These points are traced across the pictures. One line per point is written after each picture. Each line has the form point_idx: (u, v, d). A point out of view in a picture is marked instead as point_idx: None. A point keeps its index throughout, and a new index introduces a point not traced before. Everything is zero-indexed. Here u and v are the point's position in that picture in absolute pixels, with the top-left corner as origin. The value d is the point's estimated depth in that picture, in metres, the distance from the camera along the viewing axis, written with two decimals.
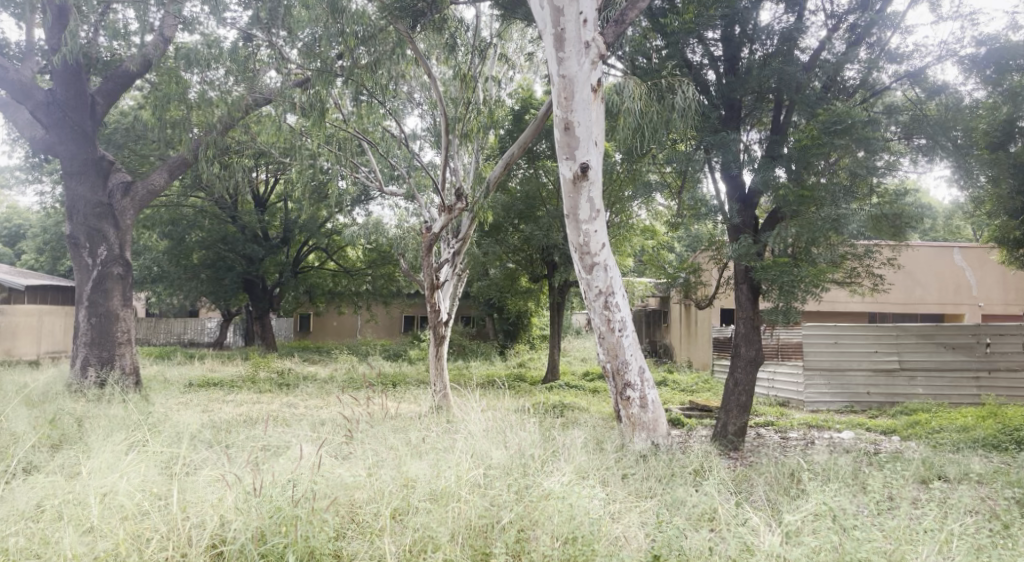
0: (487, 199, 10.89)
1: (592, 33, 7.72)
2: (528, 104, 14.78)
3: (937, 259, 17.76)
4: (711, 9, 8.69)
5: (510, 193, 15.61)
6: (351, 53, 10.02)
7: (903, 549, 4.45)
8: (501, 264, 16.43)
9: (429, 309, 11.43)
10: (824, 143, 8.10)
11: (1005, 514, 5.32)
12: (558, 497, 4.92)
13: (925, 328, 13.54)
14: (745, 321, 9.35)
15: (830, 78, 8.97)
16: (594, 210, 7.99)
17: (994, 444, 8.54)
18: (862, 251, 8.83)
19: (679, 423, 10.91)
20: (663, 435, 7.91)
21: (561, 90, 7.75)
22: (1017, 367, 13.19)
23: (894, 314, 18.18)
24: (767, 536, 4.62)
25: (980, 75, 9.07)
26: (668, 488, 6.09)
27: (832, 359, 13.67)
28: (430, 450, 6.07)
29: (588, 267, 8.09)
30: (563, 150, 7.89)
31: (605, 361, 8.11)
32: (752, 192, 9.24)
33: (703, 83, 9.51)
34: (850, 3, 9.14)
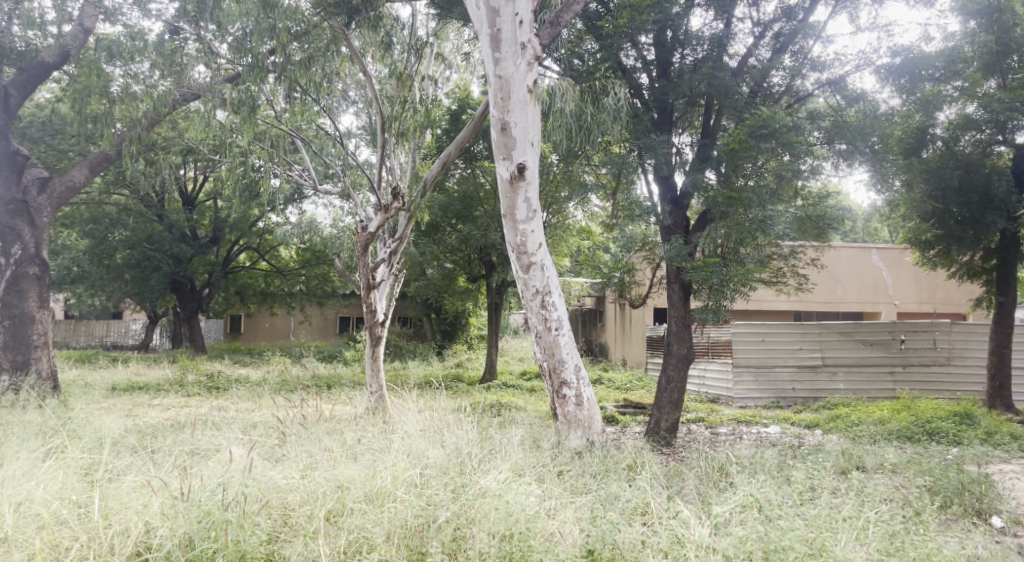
0: (424, 198, 10.86)
1: (528, 34, 7.80)
2: (465, 104, 14.74)
3: (857, 260, 18.57)
4: (644, 13, 8.82)
5: (447, 193, 15.57)
6: (284, 50, 9.90)
7: (823, 538, 4.64)
8: (438, 264, 16.35)
9: (364, 310, 11.31)
10: (751, 146, 8.44)
11: (917, 501, 5.61)
12: (494, 495, 4.94)
13: (846, 326, 14.12)
14: (677, 320, 9.59)
15: (757, 84, 9.30)
16: (530, 210, 8.04)
17: (908, 435, 8.98)
18: (788, 251, 9.16)
19: (613, 420, 11.09)
20: (598, 433, 8.02)
21: (498, 90, 7.78)
22: (929, 362, 13.99)
23: (817, 313, 18.90)
24: (696, 528, 4.76)
25: (895, 84, 9.49)
26: (602, 484, 6.19)
27: (759, 356, 14.13)
28: (366, 451, 6.02)
29: (525, 266, 8.14)
30: (500, 150, 7.93)
31: (542, 360, 8.18)
32: (683, 193, 9.53)
33: (636, 85, 9.69)
34: (775, 12, 9.52)
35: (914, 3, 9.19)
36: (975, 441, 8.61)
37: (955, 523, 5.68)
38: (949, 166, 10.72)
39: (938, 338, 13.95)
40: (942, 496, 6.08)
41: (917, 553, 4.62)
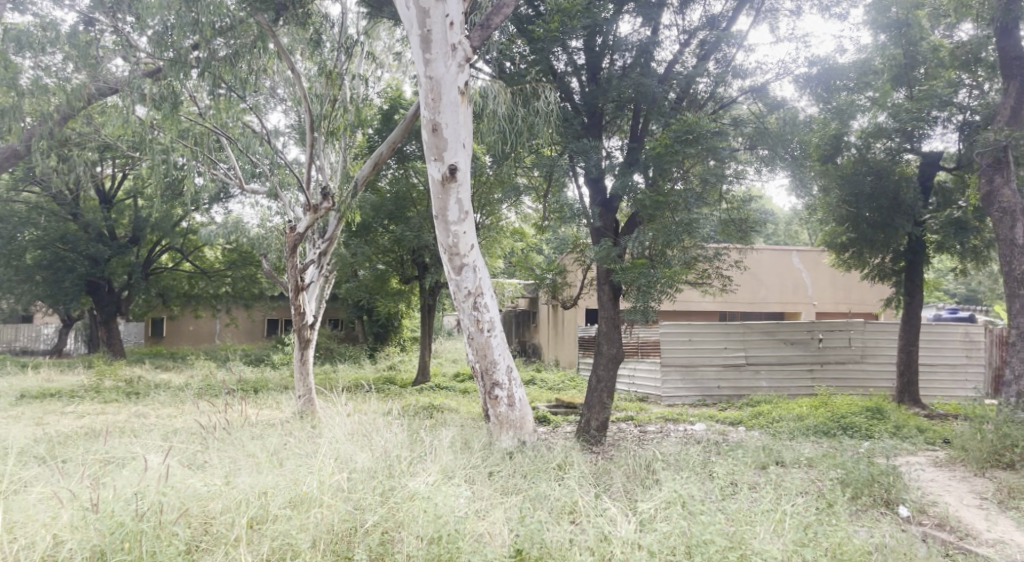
0: (354, 199, 10.74)
1: (458, 36, 7.80)
2: (397, 104, 14.65)
3: (778, 262, 19.26)
4: (574, 19, 8.87)
5: (379, 194, 15.41)
6: (208, 45, 9.65)
7: (742, 532, 4.79)
8: (370, 265, 16.16)
9: (293, 312, 11.09)
10: (676, 150, 8.63)
11: (830, 494, 5.87)
12: (422, 498, 4.93)
13: (768, 326, 14.62)
14: (607, 321, 9.76)
15: (683, 90, 9.55)
16: (462, 211, 8.04)
17: (824, 430, 9.37)
18: (712, 254, 9.43)
19: (545, 420, 11.19)
20: (530, 433, 8.08)
21: (429, 90, 7.75)
22: (845, 360, 14.63)
23: (741, 313, 19.51)
24: (623, 525, 4.87)
25: (812, 93, 9.86)
26: (532, 484, 6.24)
27: (686, 355, 14.50)
28: (291, 456, 5.91)
29: (457, 267, 8.13)
30: (432, 151, 7.90)
31: (474, 362, 8.19)
32: (613, 196, 9.71)
33: (567, 90, 9.82)
34: (700, 20, 9.75)
35: (829, 16, 9.59)
36: (885, 435, 9.06)
37: (865, 514, 5.96)
38: (862, 173, 11.38)
39: (852, 336, 14.60)
40: (854, 488, 6.36)
41: (828, 543, 4.82)
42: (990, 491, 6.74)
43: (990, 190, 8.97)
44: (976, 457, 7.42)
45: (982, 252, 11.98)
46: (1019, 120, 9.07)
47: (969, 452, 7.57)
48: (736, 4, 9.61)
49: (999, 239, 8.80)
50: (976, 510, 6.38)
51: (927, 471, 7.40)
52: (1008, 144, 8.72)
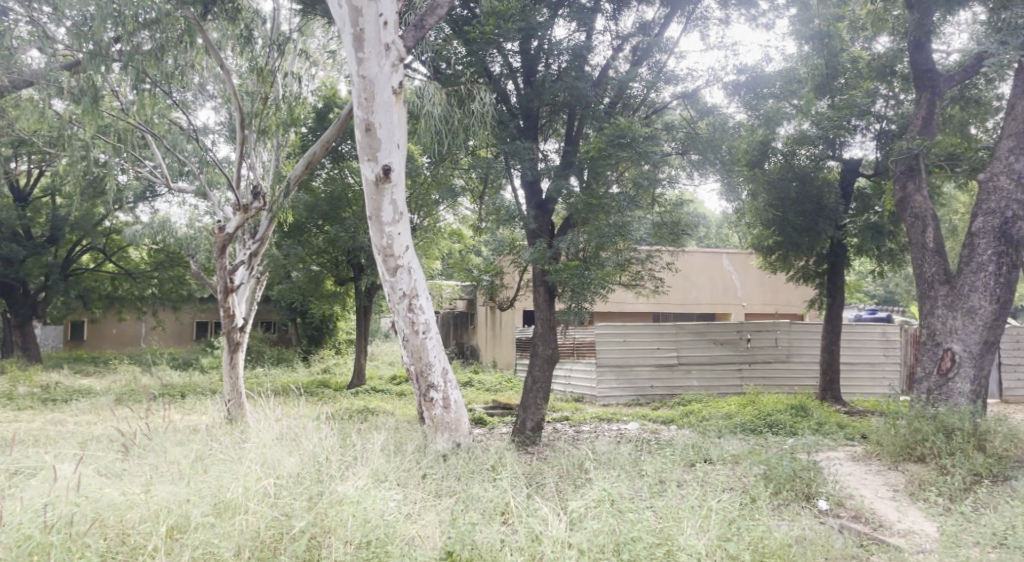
0: (286, 199, 10.53)
1: (392, 36, 7.74)
2: (332, 103, 14.46)
3: (709, 263, 19.76)
4: (509, 22, 8.92)
5: (313, 193, 15.15)
6: (131, 38, 9.33)
7: (669, 528, 4.90)
8: (304, 266, 15.87)
9: (222, 314, 10.80)
10: (609, 154, 8.73)
11: (754, 489, 6.06)
12: (351, 502, 4.86)
13: (699, 326, 14.97)
14: (543, 322, 9.82)
15: (617, 94, 9.71)
16: (397, 212, 7.98)
17: (751, 428, 9.66)
18: (644, 256, 9.59)
19: (481, 421, 11.20)
20: (465, 435, 8.07)
21: (361, 90, 7.67)
22: (772, 359, 15.10)
23: (674, 314, 19.92)
24: (553, 524, 4.92)
25: (740, 100, 10.18)
26: (464, 485, 6.24)
27: (621, 356, 14.71)
28: (215, 462, 5.76)
29: (391, 269, 8.06)
30: (365, 151, 7.81)
31: (409, 364, 8.13)
32: (548, 199, 9.80)
33: (502, 92, 9.86)
34: (632, 26, 9.90)
35: (756, 25, 9.91)
36: (808, 431, 9.38)
37: (786, 507, 6.18)
38: (787, 179, 11.80)
39: (778, 336, 15.09)
40: (776, 483, 6.57)
41: (750, 537, 4.97)
42: (902, 484, 7.05)
43: (903, 196, 9.43)
44: (890, 451, 7.77)
45: (897, 255, 12.67)
46: (930, 130, 9.53)
47: (884, 446, 7.91)
48: (667, 11, 9.83)
49: (912, 243, 9.22)
50: (890, 502, 6.67)
51: (845, 466, 7.71)
52: (920, 152, 9.22)
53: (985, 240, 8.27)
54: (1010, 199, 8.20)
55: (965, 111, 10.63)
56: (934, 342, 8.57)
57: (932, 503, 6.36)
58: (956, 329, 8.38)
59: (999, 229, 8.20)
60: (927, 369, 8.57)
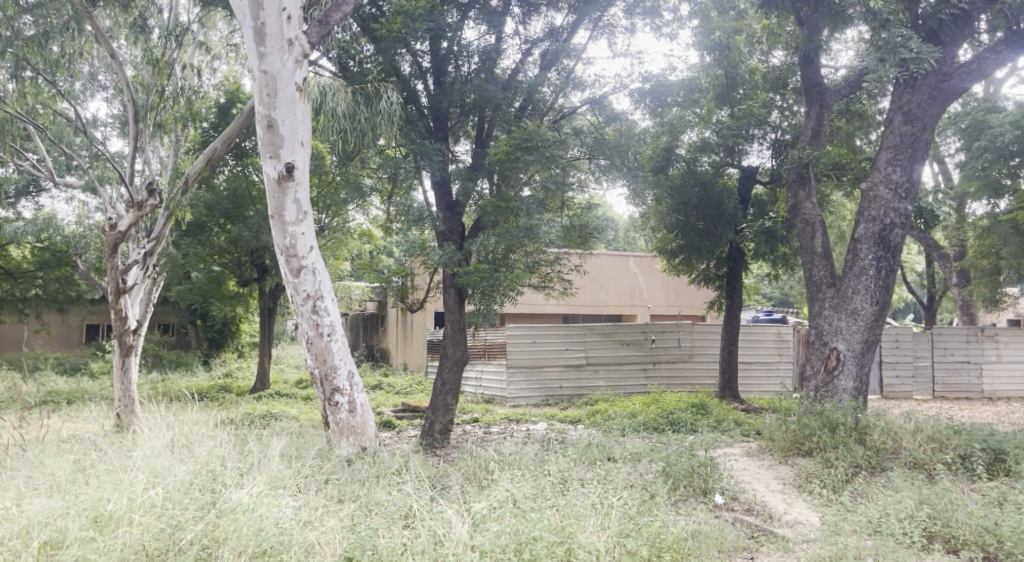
0: (184, 196, 10.09)
1: (296, 31, 7.55)
2: (235, 97, 13.98)
3: (616, 266, 20.22)
4: (417, 21, 8.86)
5: (215, 190, 14.61)
6: (11, 23, 8.84)
7: (570, 526, 4.94)
8: (205, 266, 15.27)
9: (113, 316, 10.22)
10: (517, 157, 8.77)
11: (654, 486, 6.22)
12: (245, 511, 4.72)
13: (606, 327, 15.27)
14: (452, 324, 9.77)
15: (527, 97, 9.80)
16: (300, 211, 7.77)
17: (653, 426, 9.92)
18: (552, 258, 9.64)
19: (389, 425, 11.07)
20: (371, 439, 7.94)
21: (263, 85, 7.45)
22: (675, 359, 15.58)
23: (583, 316, 20.27)
24: (455, 527, 4.87)
25: (645, 106, 10.45)
26: (367, 490, 6.13)
27: (530, 357, 14.83)
28: (98, 473, 5.47)
29: (294, 270, 7.82)
30: (267, 148, 7.58)
31: (313, 367, 7.93)
32: (457, 201, 9.78)
33: (411, 91, 9.70)
34: (541, 30, 9.99)
35: (660, 35, 10.21)
36: (706, 428, 9.73)
37: (683, 503, 6.39)
38: (689, 184, 12.28)
39: (681, 337, 15.58)
40: (674, 480, 6.79)
41: (648, 532, 5.10)
42: (791, 477, 7.40)
43: (795, 203, 9.92)
44: (781, 446, 8.13)
45: (790, 259, 13.30)
46: (818, 139, 10.06)
47: (776, 441, 8.27)
48: (575, 19, 9.96)
49: (802, 248, 9.72)
50: (779, 495, 6.99)
51: (740, 461, 8.04)
52: (809, 161, 9.71)
53: (866, 245, 8.80)
54: (889, 207, 8.76)
55: (851, 124, 11.28)
56: (822, 342, 9.03)
57: (817, 495, 6.71)
58: (842, 329, 8.86)
59: (878, 235, 8.75)
60: (815, 368, 9.01)
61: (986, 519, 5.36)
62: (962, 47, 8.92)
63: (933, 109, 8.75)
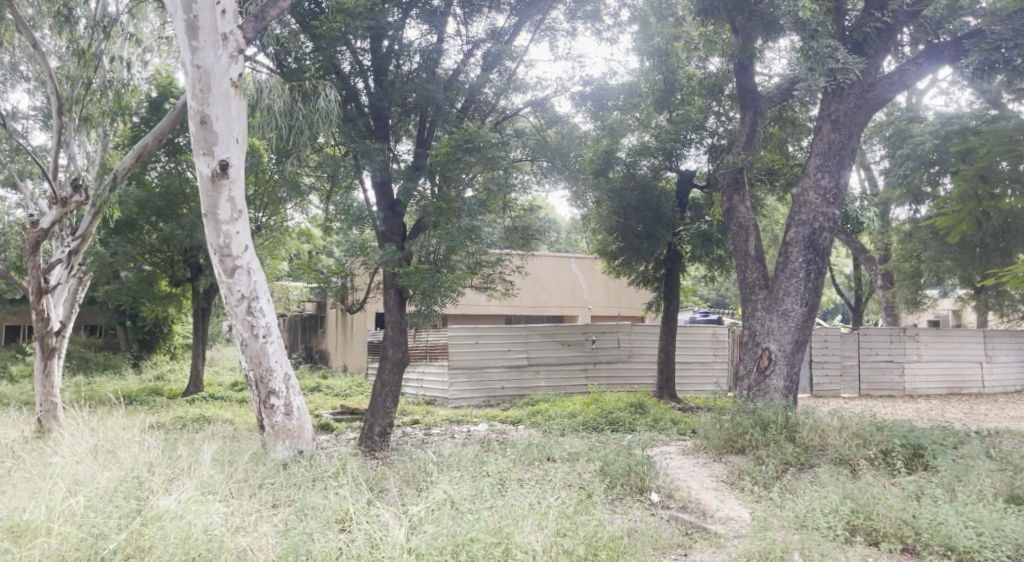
0: (112, 192, 9.73)
1: (231, 25, 7.37)
2: (168, 92, 13.56)
3: (557, 267, 20.38)
4: (358, 19, 8.77)
5: (146, 187, 14.16)
6: None
7: (507, 527, 4.94)
8: (135, 266, 14.77)
9: (34, 317, 9.77)
10: (458, 158, 8.76)
11: (591, 485, 6.28)
12: (172, 518, 4.57)
13: (547, 328, 15.35)
14: (392, 325, 9.66)
15: (469, 98, 9.78)
16: (235, 210, 7.58)
17: (593, 426, 10.04)
18: (494, 258, 9.59)
19: (327, 427, 10.90)
20: (308, 442, 7.80)
21: (195, 80, 7.23)
22: (615, 359, 15.79)
23: (525, 317, 20.34)
24: (392, 530, 4.81)
25: (586, 109, 10.56)
26: (303, 494, 6.01)
27: (472, 358, 14.78)
28: (13, 483, 5.23)
29: (228, 270, 7.62)
30: (200, 145, 7.36)
31: (248, 370, 7.73)
32: (398, 200, 9.68)
33: (351, 90, 9.52)
34: (483, 31, 9.99)
35: (601, 39, 10.33)
36: (644, 428, 9.89)
37: (620, 502, 6.47)
38: (629, 188, 12.50)
39: (620, 337, 15.80)
40: (611, 479, 6.90)
41: (586, 530, 5.13)
42: (724, 474, 7.58)
43: (730, 207, 10.17)
44: (716, 444, 8.31)
45: (725, 261, 13.61)
46: (752, 145, 10.35)
47: (711, 440, 8.44)
48: (517, 21, 9.99)
49: (736, 250, 9.97)
50: (712, 492, 7.15)
51: (676, 459, 8.20)
52: (742, 167, 9.99)
53: (797, 248, 9.09)
54: (818, 212, 9.06)
55: (783, 131, 11.66)
56: (754, 342, 9.27)
57: (748, 492, 6.90)
58: (773, 330, 9.12)
59: (808, 238, 9.05)
60: (748, 367, 9.24)
61: (904, 512, 5.58)
62: (885, 59, 9.31)
63: (859, 118, 9.09)
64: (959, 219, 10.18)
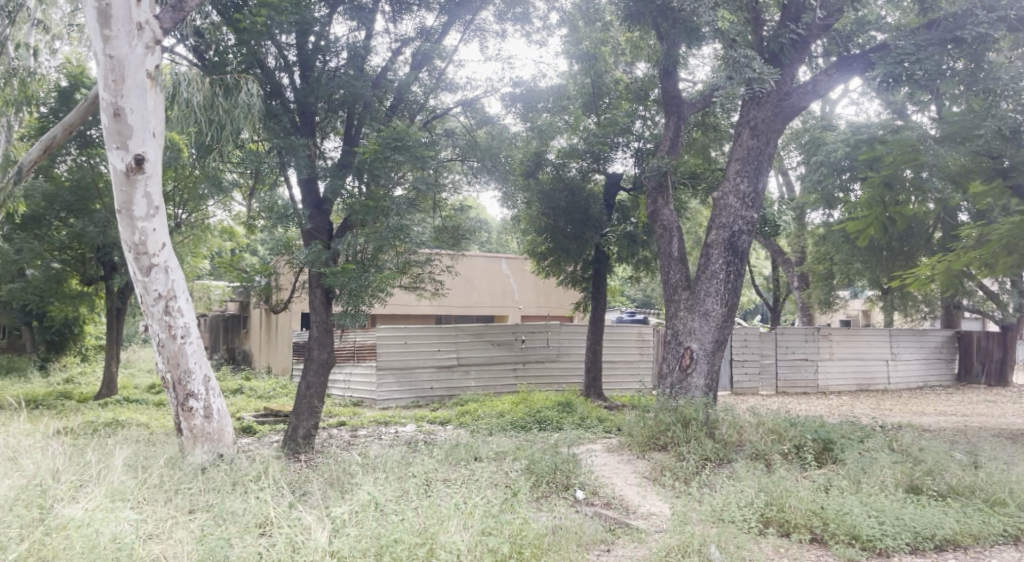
0: (17, 186, 9.24)
1: (146, 15, 7.10)
2: (79, 83, 12.92)
3: (487, 267, 20.40)
4: (283, 13, 8.59)
5: (55, 181, 13.51)
6: None
7: (432, 528, 4.88)
8: (42, 263, 14.12)
9: None
10: (386, 157, 8.68)
11: (517, 485, 6.31)
12: (78, 526, 4.37)
13: (477, 329, 15.35)
14: (318, 325, 9.46)
15: (398, 97, 9.67)
16: (151, 206, 7.29)
17: (520, 425, 10.12)
18: (424, 258, 9.50)
19: (249, 430, 10.63)
20: (229, 445, 7.59)
21: (109, 70, 6.95)
22: (544, 358, 15.95)
23: (455, 317, 20.31)
24: (314, 532, 4.71)
25: (515, 110, 10.61)
26: (221, 499, 5.82)
27: (401, 358, 14.63)
28: None
29: (144, 268, 7.32)
30: (113, 138, 7.07)
31: (165, 372, 7.46)
32: (325, 199, 9.51)
33: (275, 85, 9.33)
34: (413, 30, 9.92)
35: (530, 41, 10.42)
36: (570, 426, 10.02)
37: (546, 500, 6.53)
38: (557, 189, 12.68)
39: (549, 337, 15.97)
40: (536, 477, 6.95)
41: (510, 529, 5.15)
42: (647, 471, 7.75)
43: (654, 210, 10.40)
44: (639, 441, 8.48)
45: (651, 263, 13.91)
46: (676, 149, 10.62)
47: (635, 437, 8.60)
48: (446, 20, 9.94)
49: (660, 252, 10.21)
50: (635, 488, 7.31)
51: (601, 457, 8.34)
52: (666, 170, 10.23)
53: (717, 251, 9.36)
54: (737, 216, 9.36)
55: (706, 136, 12.02)
56: (677, 342, 9.49)
57: (669, 487, 7.08)
58: (695, 330, 9.37)
59: (728, 240, 9.34)
60: (671, 366, 9.45)
61: (814, 504, 5.84)
62: (799, 68, 9.70)
63: (775, 125, 9.45)
64: (867, 223, 10.95)
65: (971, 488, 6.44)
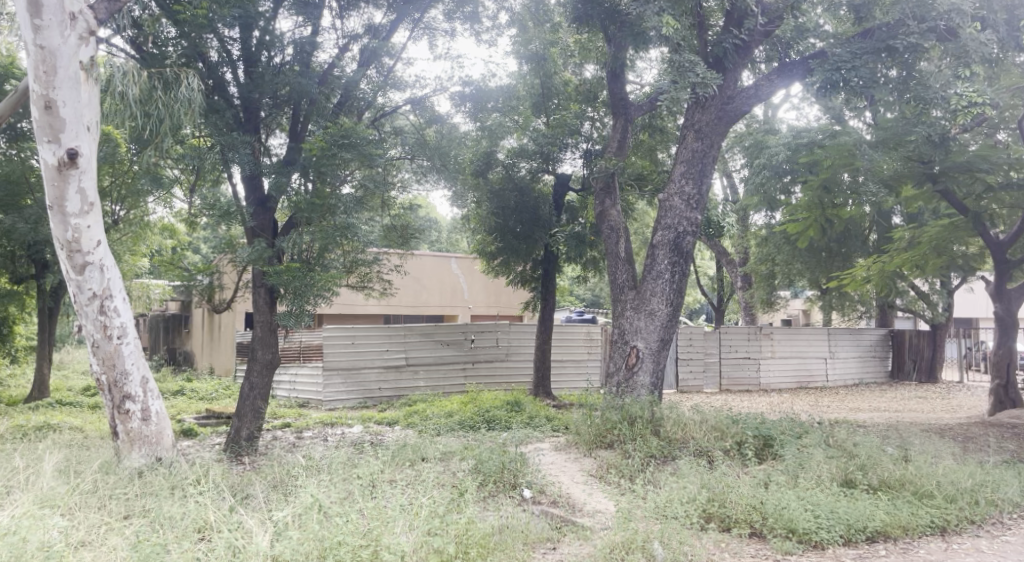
0: None
1: (80, 5, 6.85)
2: (8, 73, 12.42)
3: (437, 267, 20.30)
4: (225, 6, 8.43)
5: None
6: None
7: (376, 530, 4.83)
8: None
9: None
10: (333, 154, 8.51)
11: (464, 485, 6.31)
12: (3, 535, 4.22)
13: (427, 328, 15.25)
14: (262, 325, 9.26)
15: (345, 95, 9.54)
16: (85, 203, 7.04)
17: (468, 425, 10.10)
18: (371, 257, 9.40)
19: (190, 432, 10.37)
20: (168, 448, 7.37)
21: (39, 61, 6.70)
22: (493, 358, 15.97)
23: (404, 316, 20.18)
24: (255, 536, 4.62)
25: (463, 109, 10.58)
26: (157, 503, 5.66)
27: (348, 359, 14.44)
28: None
29: (78, 266, 7.06)
30: (44, 131, 6.81)
31: (100, 373, 7.21)
32: (269, 196, 9.32)
33: (217, 80, 9.12)
34: (361, 26, 9.82)
35: (479, 40, 10.42)
36: (519, 425, 10.06)
37: (492, 499, 6.55)
38: (507, 189, 12.72)
39: (498, 337, 15.99)
40: (483, 477, 6.96)
41: (455, 529, 5.13)
42: (593, 469, 7.83)
43: (602, 210, 10.52)
44: (586, 440, 8.54)
45: (599, 263, 14.04)
46: (623, 151, 10.76)
47: (582, 435, 8.66)
48: (395, 18, 9.86)
49: (607, 252, 10.31)
50: (582, 485, 7.37)
51: (548, 455, 8.40)
52: (613, 171, 10.36)
53: (663, 251, 9.50)
54: (681, 217, 9.52)
55: (652, 138, 12.21)
56: (623, 341, 9.59)
57: (615, 485, 7.18)
58: (641, 329, 9.49)
59: (673, 241, 9.49)
60: (617, 365, 9.55)
61: (753, 499, 5.98)
62: (742, 73, 9.92)
63: (719, 129, 9.63)
64: (807, 224, 11.33)
65: (901, 481, 6.69)
